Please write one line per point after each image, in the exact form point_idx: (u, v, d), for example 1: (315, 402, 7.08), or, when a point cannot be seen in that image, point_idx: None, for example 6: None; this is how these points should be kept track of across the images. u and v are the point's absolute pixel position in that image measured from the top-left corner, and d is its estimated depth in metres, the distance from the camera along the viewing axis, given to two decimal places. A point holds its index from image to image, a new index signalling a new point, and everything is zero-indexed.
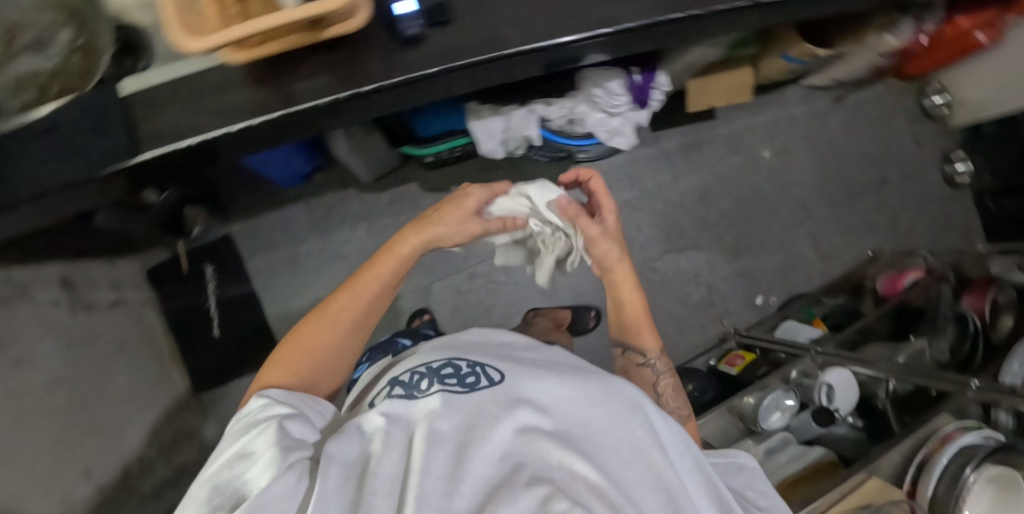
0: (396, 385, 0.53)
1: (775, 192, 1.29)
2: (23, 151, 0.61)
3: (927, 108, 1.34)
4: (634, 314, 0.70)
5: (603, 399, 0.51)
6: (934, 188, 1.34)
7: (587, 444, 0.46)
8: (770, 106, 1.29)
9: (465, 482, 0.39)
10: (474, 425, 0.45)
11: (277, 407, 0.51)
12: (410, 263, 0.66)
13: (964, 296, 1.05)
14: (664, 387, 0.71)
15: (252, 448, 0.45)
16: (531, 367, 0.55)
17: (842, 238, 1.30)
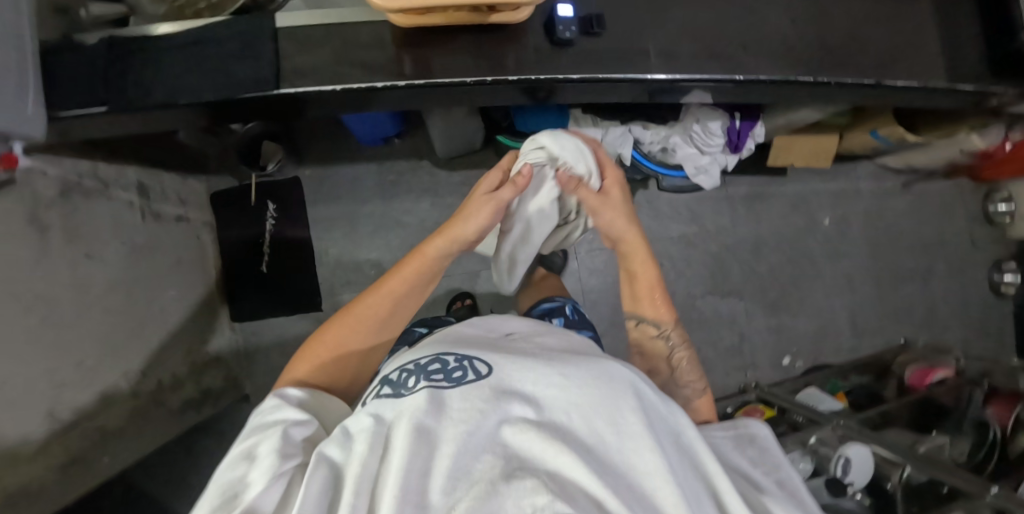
0: (385, 384, 0.52)
1: (826, 259, 1.30)
2: (163, 60, 0.63)
3: (989, 214, 1.33)
4: (645, 287, 0.72)
5: (596, 384, 0.48)
6: (979, 293, 1.35)
7: (577, 439, 0.44)
8: (841, 175, 1.29)
9: (444, 477, 0.41)
10: (458, 422, 0.44)
11: (283, 409, 0.55)
12: (436, 269, 0.70)
13: (990, 404, 1.06)
14: (679, 359, 0.69)
15: (256, 450, 0.49)
16: (523, 355, 0.51)
17: (879, 320, 1.31)
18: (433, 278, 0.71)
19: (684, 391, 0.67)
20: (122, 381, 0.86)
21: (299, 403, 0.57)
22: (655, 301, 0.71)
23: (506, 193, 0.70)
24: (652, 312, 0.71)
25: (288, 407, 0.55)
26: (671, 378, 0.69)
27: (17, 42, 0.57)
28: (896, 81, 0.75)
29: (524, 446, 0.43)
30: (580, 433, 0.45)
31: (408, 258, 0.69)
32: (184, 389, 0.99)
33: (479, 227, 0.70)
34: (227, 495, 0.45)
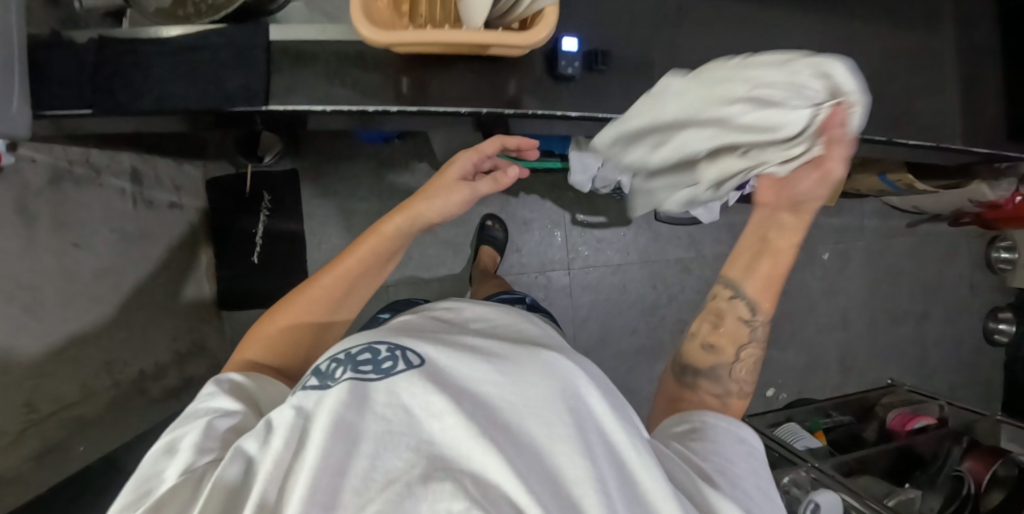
0: (311, 374, 0.48)
1: (822, 295, 1.29)
2: (155, 66, 0.62)
3: (991, 260, 1.32)
4: (768, 267, 0.58)
5: (535, 381, 0.45)
6: (971, 339, 1.33)
7: (507, 440, 0.40)
8: (845, 211, 1.28)
9: (356, 477, 0.37)
10: (380, 420, 0.41)
11: (216, 398, 0.51)
12: (396, 245, 0.64)
13: (968, 457, 1.06)
14: (745, 353, 0.59)
15: (179, 444, 0.46)
16: (462, 350, 0.48)
17: (868, 359, 1.30)
18: (393, 256, 0.66)
19: (732, 385, 0.58)
20: (105, 370, 0.86)
21: (235, 390, 0.53)
22: (764, 289, 0.59)
23: (483, 188, 0.65)
24: (757, 291, 0.59)
25: (219, 397, 0.51)
26: (727, 363, 0.59)
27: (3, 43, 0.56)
28: (906, 140, 0.74)
29: (449, 445, 0.39)
30: (510, 435, 0.41)
31: (366, 234, 0.63)
32: (167, 377, 1.00)
33: (443, 210, 0.64)
34: (141, 492, 0.42)
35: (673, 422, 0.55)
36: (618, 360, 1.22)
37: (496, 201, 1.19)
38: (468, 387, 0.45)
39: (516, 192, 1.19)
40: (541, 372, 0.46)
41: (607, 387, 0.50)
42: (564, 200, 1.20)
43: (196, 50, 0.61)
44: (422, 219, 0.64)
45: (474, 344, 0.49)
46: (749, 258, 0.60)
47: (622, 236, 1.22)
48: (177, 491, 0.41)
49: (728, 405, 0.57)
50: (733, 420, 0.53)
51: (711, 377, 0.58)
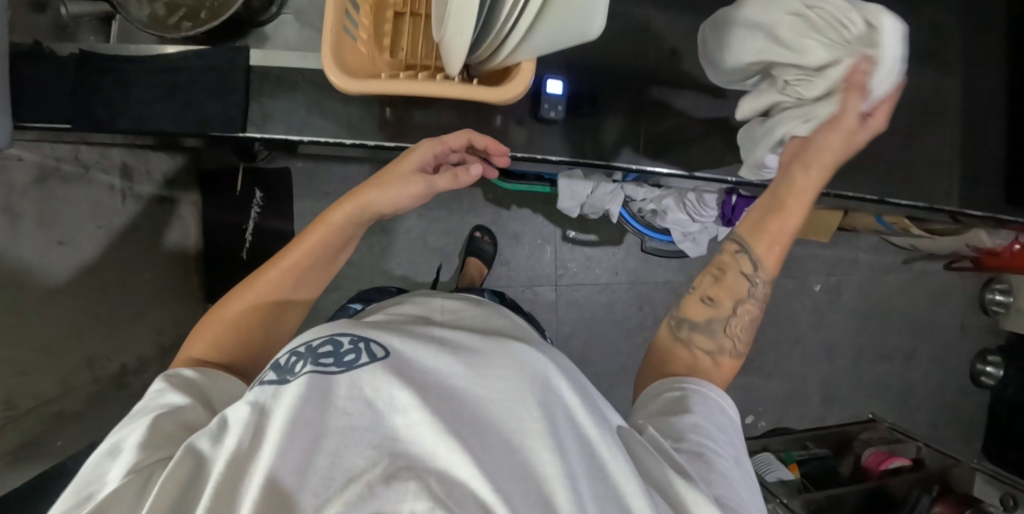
0: (270, 369, 0.44)
1: (809, 326, 1.28)
2: (135, 84, 0.62)
3: (985, 302, 1.30)
4: (780, 216, 0.59)
5: (510, 374, 0.42)
6: (957, 379, 1.32)
7: (477, 439, 0.37)
8: (840, 245, 1.27)
9: (315, 478, 0.34)
10: (342, 417, 0.37)
11: (167, 395, 0.49)
12: (345, 234, 0.63)
13: (937, 502, 1.08)
14: (742, 310, 0.59)
15: (123, 444, 0.44)
16: (432, 341, 0.45)
17: (850, 392, 1.30)
18: (347, 242, 0.65)
19: (725, 341, 0.58)
20: (86, 367, 0.87)
21: (186, 386, 0.51)
22: (772, 244, 0.59)
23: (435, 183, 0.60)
24: (762, 250, 0.59)
25: (170, 394, 0.49)
26: (723, 316, 0.58)
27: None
28: None
29: (415, 444, 0.36)
30: (481, 434, 0.38)
31: (314, 224, 0.62)
32: (148, 371, 1.01)
33: (395, 200, 0.61)
34: (81, 494, 0.40)
35: (661, 386, 0.55)
36: (599, 378, 1.22)
37: (488, 213, 1.19)
38: (436, 383, 0.41)
39: (508, 204, 1.19)
40: (515, 364, 0.43)
41: (586, 386, 0.47)
42: (556, 216, 1.19)
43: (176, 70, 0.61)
44: (371, 208, 0.61)
45: (443, 336, 0.46)
46: (761, 211, 0.61)
47: (612, 255, 1.21)
48: (119, 489, 0.38)
49: (713, 361, 0.57)
50: (711, 387, 0.54)
51: (705, 332, 0.58)
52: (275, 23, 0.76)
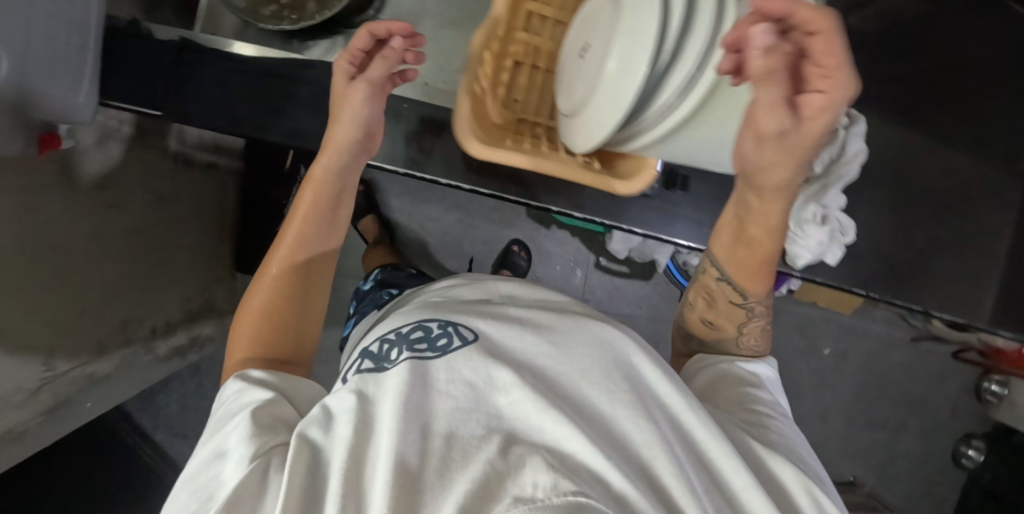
0: (365, 358, 0.49)
1: (811, 384, 1.33)
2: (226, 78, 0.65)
3: (979, 388, 1.35)
4: (755, 257, 0.59)
5: (589, 354, 0.45)
6: (937, 456, 1.36)
7: (576, 414, 0.41)
8: (855, 314, 1.31)
9: (439, 448, 0.38)
10: (447, 399, 0.41)
11: (252, 391, 0.48)
12: (336, 184, 0.61)
13: None
14: (749, 328, 0.62)
15: (227, 444, 0.43)
16: (511, 324, 0.48)
17: (836, 453, 1.34)
18: (344, 195, 0.63)
19: (744, 352, 0.62)
20: (121, 330, 0.86)
21: (256, 379, 0.49)
22: (752, 271, 0.60)
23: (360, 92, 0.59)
24: (738, 275, 0.61)
25: (248, 388, 0.48)
26: (731, 339, 0.63)
27: (75, 9, 0.56)
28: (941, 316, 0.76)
29: (521, 421, 0.40)
30: (576, 411, 0.41)
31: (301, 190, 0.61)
32: (174, 336, 1.00)
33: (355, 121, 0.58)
34: (201, 495, 0.39)
35: (702, 363, 0.62)
36: None
37: (527, 229, 1.19)
38: (526, 361, 0.45)
39: (549, 224, 1.19)
40: (592, 343, 0.46)
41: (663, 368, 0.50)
42: (593, 242, 1.20)
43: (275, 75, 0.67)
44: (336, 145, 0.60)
45: (520, 316, 0.50)
46: (730, 243, 0.61)
47: (640, 289, 1.23)
48: (241, 489, 0.38)
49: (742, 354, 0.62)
50: (745, 355, 0.62)
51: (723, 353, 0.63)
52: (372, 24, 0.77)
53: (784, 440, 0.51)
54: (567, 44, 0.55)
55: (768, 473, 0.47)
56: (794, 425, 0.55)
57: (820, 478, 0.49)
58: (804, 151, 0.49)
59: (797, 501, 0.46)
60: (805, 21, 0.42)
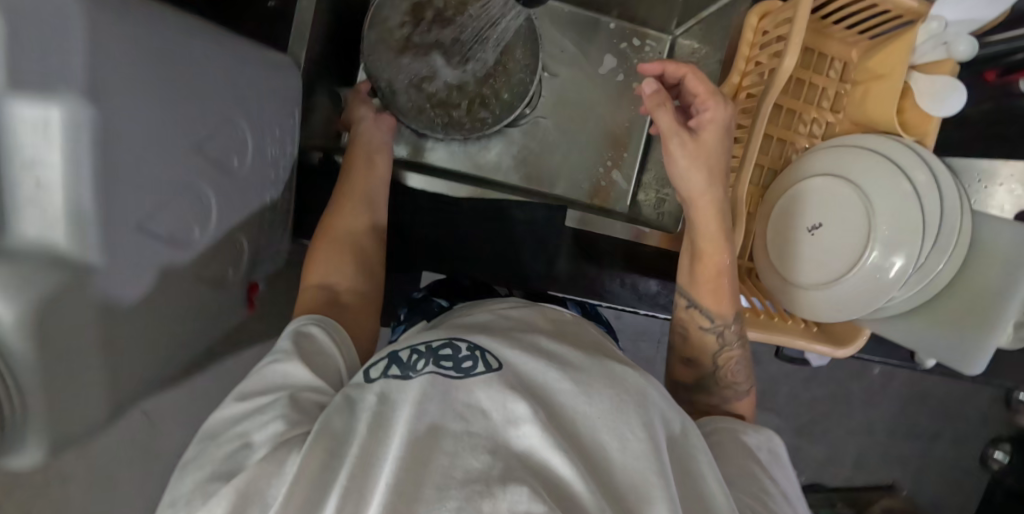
0: (393, 364, 0.41)
1: (859, 402, 1.42)
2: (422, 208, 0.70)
3: (1009, 399, 1.45)
4: (711, 272, 0.60)
5: (618, 393, 0.38)
6: (966, 459, 1.47)
7: (583, 453, 0.36)
8: None
9: (435, 475, 0.32)
10: (457, 423, 0.35)
11: (284, 364, 0.45)
12: (371, 160, 0.65)
13: None
14: (725, 358, 0.61)
15: (265, 409, 0.41)
16: (547, 352, 0.41)
17: (878, 461, 1.44)
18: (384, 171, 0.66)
19: (726, 390, 0.60)
20: None
21: (301, 348, 0.48)
22: (718, 292, 0.60)
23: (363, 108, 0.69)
24: (709, 301, 0.60)
25: (293, 361, 0.45)
26: (709, 371, 0.61)
27: (278, 169, 0.58)
28: None
29: (529, 457, 0.34)
30: (585, 459, 0.36)
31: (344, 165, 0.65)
32: None
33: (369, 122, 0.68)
34: (227, 465, 0.38)
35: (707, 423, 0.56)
36: None
37: None
38: (543, 398, 0.37)
39: None
40: (623, 386, 0.39)
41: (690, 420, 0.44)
42: None
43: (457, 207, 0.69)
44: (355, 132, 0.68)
45: (555, 347, 0.42)
46: (687, 264, 0.62)
47: None
48: (256, 472, 0.35)
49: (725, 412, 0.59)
50: (741, 422, 0.56)
51: (704, 390, 0.61)
52: (528, 123, 0.83)
53: None
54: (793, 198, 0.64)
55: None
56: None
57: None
58: (711, 157, 0.59)
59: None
60: (676, 70, 0.63)
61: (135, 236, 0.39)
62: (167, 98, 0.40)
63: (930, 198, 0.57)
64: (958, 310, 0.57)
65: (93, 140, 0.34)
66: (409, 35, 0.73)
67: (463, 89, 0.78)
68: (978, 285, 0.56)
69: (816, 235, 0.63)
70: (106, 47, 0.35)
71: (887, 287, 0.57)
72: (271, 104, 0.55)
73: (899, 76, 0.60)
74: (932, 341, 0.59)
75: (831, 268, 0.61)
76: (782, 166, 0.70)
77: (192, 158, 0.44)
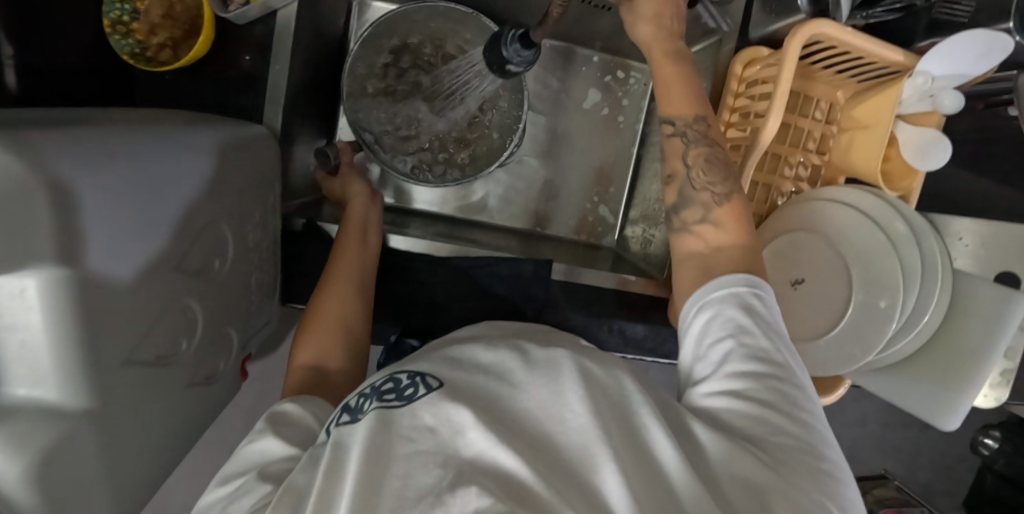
0: (344, 411, 0.43)
1: (852, 397, 1.44)
2: (406, 269, 0.69)
3: None
4: (672, 88, 0.58)
5: (547, 382, 0.41)
6: (956, 446, 1.50)
7: (531, 445, 0.38)
8: None
9: (391, 498, 0.33)
10: (407, 445, 0.36)
11: (258, 439, 0.46)
12: (363, 228, 0.66)
13: None
14: (695, 157, 0.57)
15: (238, 491, 0.42)
16: (483, 367, 0.43)
17: (870, 451, 1.47)
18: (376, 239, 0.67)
19: (702, 195, 0.56)
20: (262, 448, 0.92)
21: (278, 420, 0.48)
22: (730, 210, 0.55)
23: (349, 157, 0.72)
24: (672, 110, 0.58)
25: (266, 436, 0.46)
26: (683, 180, 0.58)
27: (263, 251, 0.59)
28: None
29: (479, 461, 0.35)
30: (540, 450, 0.37)
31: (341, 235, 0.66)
32: None
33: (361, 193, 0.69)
34: None
35: (707, 296, 0.50)
36: None
37: None
38: (487, 403, 0.40)
39: None
40: (553, 373, 0.41)
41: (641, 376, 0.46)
42: None
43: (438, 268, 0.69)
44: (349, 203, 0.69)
45: (489, 358, 0.44)
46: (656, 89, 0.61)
47: None
48: None
49: (714, 247, 0.53)
50: (739, 280, 0.49)
51: (680, 206, 0.57)
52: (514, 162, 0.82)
53: (773, 419, 0.43)
54: (776, 253, 0.64)
55: (732, 448, 0.41)
56: (789, 407, 0.44)
57: (811, 473, 0.41)
58: None
59: (759, 479, 0.39)
60: None
61: (123, 371, 0.40)
62: (145, 231, 0.41)
63: (907, 249, 0.58)
64: (944, 367, 0.58)
65: (78, 301, 0.35)
66: (398, 85, 0.78)
67: (451, 134, 0.80)
68: (964, 341, 0.57)
69: (800, 289, 0.64)
70: (82, 206, 0.35)
71: (878, 338, 0.57)
72: (252, 189, 0.56)
73: (884, 127, 0.59)
74: (914, 394, 0.60)
75: (813, 326, 0.63)
76: (767, 210, 0.70)
77: (174, 280, 0.44)
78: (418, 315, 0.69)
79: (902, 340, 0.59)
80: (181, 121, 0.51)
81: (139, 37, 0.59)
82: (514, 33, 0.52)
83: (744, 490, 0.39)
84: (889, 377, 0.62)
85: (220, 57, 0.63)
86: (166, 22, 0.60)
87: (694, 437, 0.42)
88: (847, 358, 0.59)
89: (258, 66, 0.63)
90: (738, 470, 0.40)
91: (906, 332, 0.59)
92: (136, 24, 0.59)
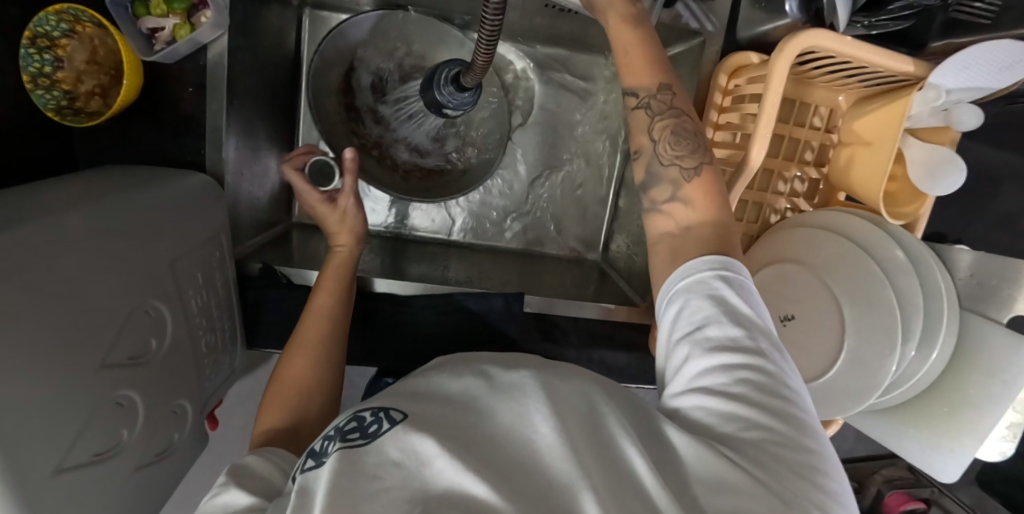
0: (308, 458, 0.36)
1: None
2: (377, 309, 0.66)
3: None
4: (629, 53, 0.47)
5: (515, 406, 0.34)
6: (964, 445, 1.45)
7: (504, 468, 0.31)
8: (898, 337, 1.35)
9: None
10: (372, 483, 0.30)
11: (225, 492, 0.40)
12: (344, 270, 0.62)
13: None
14: (660, 130, 0.46)
15: None
16: (446, 397, 0.35)
17: None
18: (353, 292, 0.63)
19: (671, 172, 0.45)
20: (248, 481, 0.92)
21: (239, 472, 0.42)
22: (708, 192, 0.44)
23: (351, 183, 0.63)
24: (634, 79, 0.47)
25: (231, 489, 0.40)
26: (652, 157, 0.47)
27: (213, 313, 0.57)
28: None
29: (452, 496, 0.29)
30: (508, 473, 0.31)
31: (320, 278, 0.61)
32: None
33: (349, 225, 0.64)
34: None
35: (675, 284, 0.40)
36: None
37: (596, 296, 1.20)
38: (456, 426, 0.33)
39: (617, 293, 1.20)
40: (514, 399, 0.34)
41: (612, 389, 0.38)
42: None
43: (409, 307, 0.66)
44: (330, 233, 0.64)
45: (456, 385, 0.36)
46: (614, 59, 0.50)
47: None
48: None
49: (686, 227, 0.43)
50: (713, 263, 0.39)
51: (647, 184, 0.46)
52: (494, 181, 0.79)
53: (743, 418, 0.34)
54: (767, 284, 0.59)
55: (706, 449, 0.33)
56: (774, 400, 0.35)
57: (803, 475, 0.33)
58: None
59: (740, 484, 0.32)
60: None
61: (56, 482, 0.38)
62: (65, 337, 0.39)
63: (906, 279, 0.52)
64: (935, 417, 0.54)
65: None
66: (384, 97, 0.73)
67: (435, 145, 0.75)
68: (961, 393, 0.52)
69: (787, 327, 0.58)
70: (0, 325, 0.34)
71: (877, 383, 0.51)
72: (196, 249, 0.54)
73: (889, 145, 0.51)
74: (905, 443, 0.56)
75: (809, 363, 0.56)
76: (760, 229, 0.63)
77: (102, 377, 0.42)
78: (390, 355, 0.67)
79: (899, 389, 0.54)
80: (115, 190, 0.49)
81: (65, 87, 0.54)
82: (448, 73, 0.51)
83: (720, 496, 0.32)
84: (881, 424, 0.58)
85: (160, 101, 0.59)
86: (92, 68, 0.56)
87: (667, 443, 0.34)
88: (841, 402, 0.54)
89: (199, 107, 0.59)
90: (712, 474, 0.32)
91: (903, 383, 0.54)
92: (60, 73, 0.54)
